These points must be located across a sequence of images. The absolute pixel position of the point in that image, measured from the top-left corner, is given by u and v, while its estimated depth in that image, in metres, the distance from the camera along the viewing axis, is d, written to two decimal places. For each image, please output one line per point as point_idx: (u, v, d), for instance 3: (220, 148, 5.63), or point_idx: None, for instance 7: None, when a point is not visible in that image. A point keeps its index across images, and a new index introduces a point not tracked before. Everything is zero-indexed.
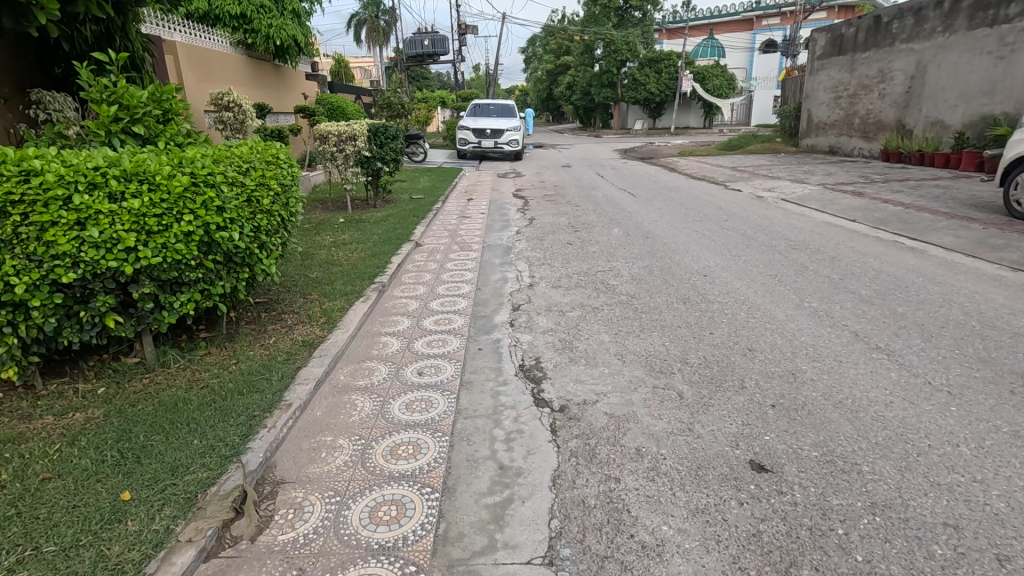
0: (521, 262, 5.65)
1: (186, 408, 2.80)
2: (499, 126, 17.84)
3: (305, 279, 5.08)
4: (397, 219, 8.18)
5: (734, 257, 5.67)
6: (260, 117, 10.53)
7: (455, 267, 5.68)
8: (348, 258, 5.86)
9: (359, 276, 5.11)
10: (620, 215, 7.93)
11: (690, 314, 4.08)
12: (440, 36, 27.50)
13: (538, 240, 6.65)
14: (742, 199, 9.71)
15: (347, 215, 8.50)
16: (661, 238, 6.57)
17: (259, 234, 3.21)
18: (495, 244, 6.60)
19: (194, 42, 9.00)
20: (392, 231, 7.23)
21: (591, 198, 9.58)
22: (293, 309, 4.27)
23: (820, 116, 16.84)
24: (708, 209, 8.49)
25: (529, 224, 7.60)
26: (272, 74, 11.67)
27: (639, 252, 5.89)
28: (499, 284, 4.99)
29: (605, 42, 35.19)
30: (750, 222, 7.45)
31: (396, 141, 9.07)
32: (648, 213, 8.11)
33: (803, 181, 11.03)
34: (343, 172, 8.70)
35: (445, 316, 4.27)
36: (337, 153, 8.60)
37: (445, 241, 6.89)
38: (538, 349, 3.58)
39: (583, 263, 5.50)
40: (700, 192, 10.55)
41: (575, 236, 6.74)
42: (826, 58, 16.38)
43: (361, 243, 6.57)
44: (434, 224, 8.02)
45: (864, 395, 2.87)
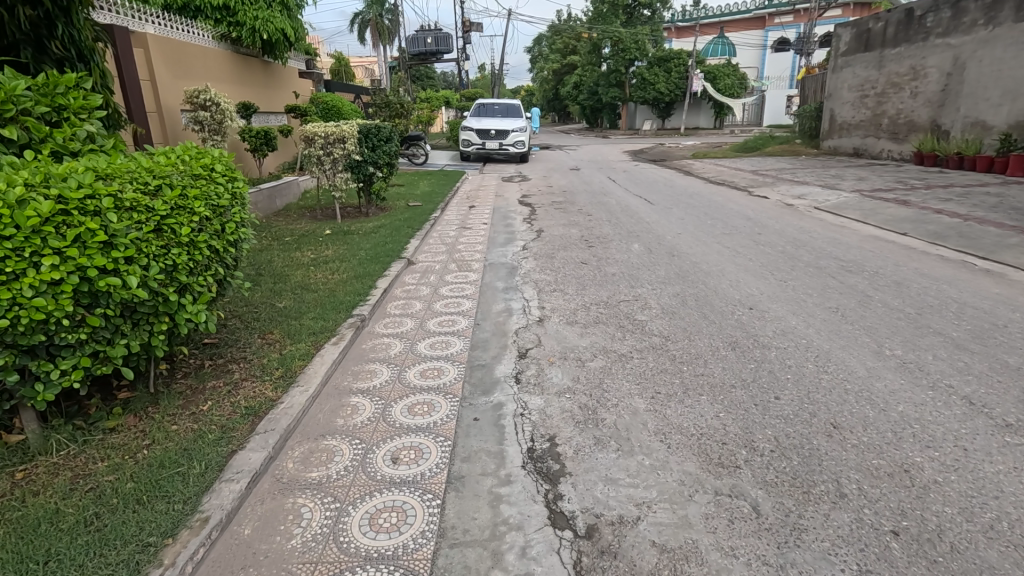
0: (528, 288, 4.80)
1: (50, 532, 1.97)
2: (504, 126, 17.00)
3: (269, 311, 4.23)
4: (391, 230, 7.36)
5: (780, 282, 4.79)
6: (245, 116, 9.68)
7: (451, 293, 4.83)
8: (327, 281, 5.02)
9: (334, 308, 4.26)
10: (640, 227, 7.09)
11: (744, 365, 3.23)
12: (443, 34, 26.66)
13: (548, 258, 5.79)
14: (771, 207, 8.82)
15: (335, 225, 7.67)
16: (690, 256, 5.72)
17: (176, 274, 2.37)
18: (498, 263, 5.75)
19: (170, 35, 8.18)
20: (383, 246, 6.41)
21: (605, 206, 8.73)
22: (245, 356, 3.42)
23: (844, 117, 15.91)
24: (736, 220, 7.62)
25: (537, 237, 6.77)
26: (260, 71, 10.86)
27: (666, 275, 5.03)
28: (502, 317, 4.14)
29: (612, 41, 34.27)
30: (787, 236, 6.59)
31: (389, 143, 8.31)
32: (671, 225, 7.25)
33: (835, 187, 10.13)
34: (332, 179, 7.84)
35: (435, 365, 3.40)
36: (324, 157, 7.75)
37: (442, 258, 6.06)
38: (552, 421, 2.72)
39: (602, 289, 4.66)
40: (723, 198, 9.67)
41: (589, 253, 5.90)
42: (851, 55, 15.44)
43: (345, 260, 5.75)
44: (431, 236, 7.21)
45: (1020, 513, 2.01)
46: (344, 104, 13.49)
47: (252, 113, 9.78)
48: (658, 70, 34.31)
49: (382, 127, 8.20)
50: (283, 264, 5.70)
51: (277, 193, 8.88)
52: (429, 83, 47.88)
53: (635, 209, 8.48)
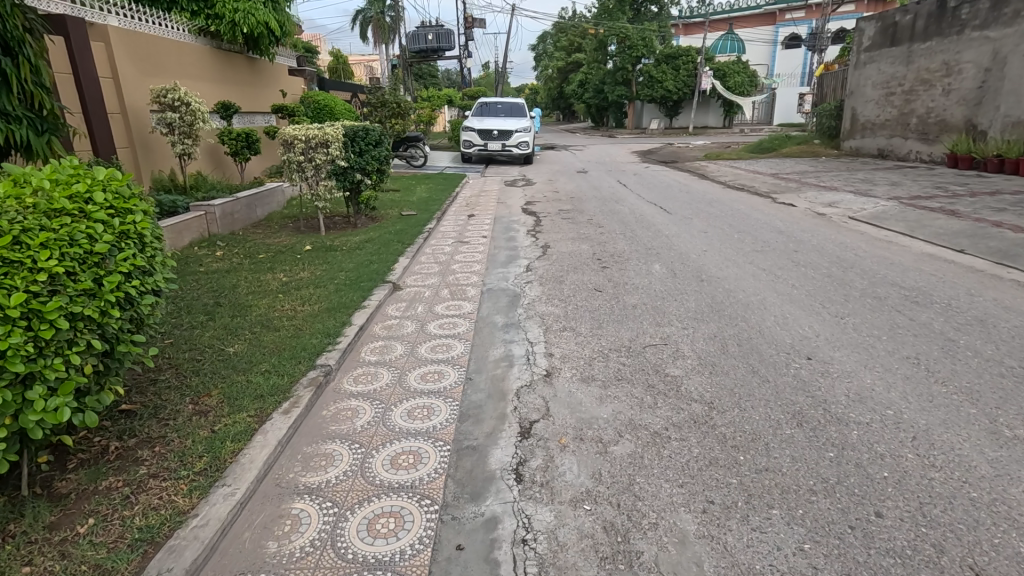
0: (532, 325, 4.00)
1: None
2: (507, 127, 16.21)
3: (213, 361, 3.44)
4: (378, 245, 6.57)
5: (835, 318, 3.98)
6: (225, 117, 8.91)
7: (440, 331, 4.03)
8: (293, 315, 4.25)
9: (293, 356, 3.46)
10: (658, 244, 6.27)
11: (820, 454, 2.42)
12: (445, 30, 25.83)
13: (555, 282, 5.00)
14: (801, 217, 7.98)
15: (316, 239, 6.90)
16: (720, 281, 4.91)
17: (9, 362, 1.67)
18: (497, 288, 4.96)
19: (137, 29, 7.42)
20: (366, 266, 5.62)
21: (618, 217, 7.92)
22: (165, 435, 2.62)
23: (867, 116, 15.03)
24: (766, 233, 6.80)
25: (543, 255, 5.97)
26: (244, 67, 10.12)
27: (697, 308, 4.23)
28: (500, 369, 3.36)
29: (618, 38, 33.27)
30: (829, 254, 5.76)
31: (379, 148, 7.56)
32: (692, 240, 6.44)
33: (868, 193, 9.28)
34: (315, 188, 7.06)
35: (410, 448, 2.61)
36: (305, 164, 6.94)
37: (435, 281, 5.28)
38: (566, 558, 1.93)
39: (622, 328, 3.86)
40: (746, 206, 8.85)
41: (603, 276, 5.09)
42: (875, 50, 14.56)
43: (321, 286, 4.97)
44: (423, 252, 6.43)
45: None
46: (337, 104, 12.73)
47: (233, 112, 9.01)
48: (666, 68, 33.42)
49: (371, 128, 7.41)
50: (248, 291, 4.93)
51: (257, 201, 8.11)
52: (432, 82, 47.09)
53: (651, 220, 7.67)
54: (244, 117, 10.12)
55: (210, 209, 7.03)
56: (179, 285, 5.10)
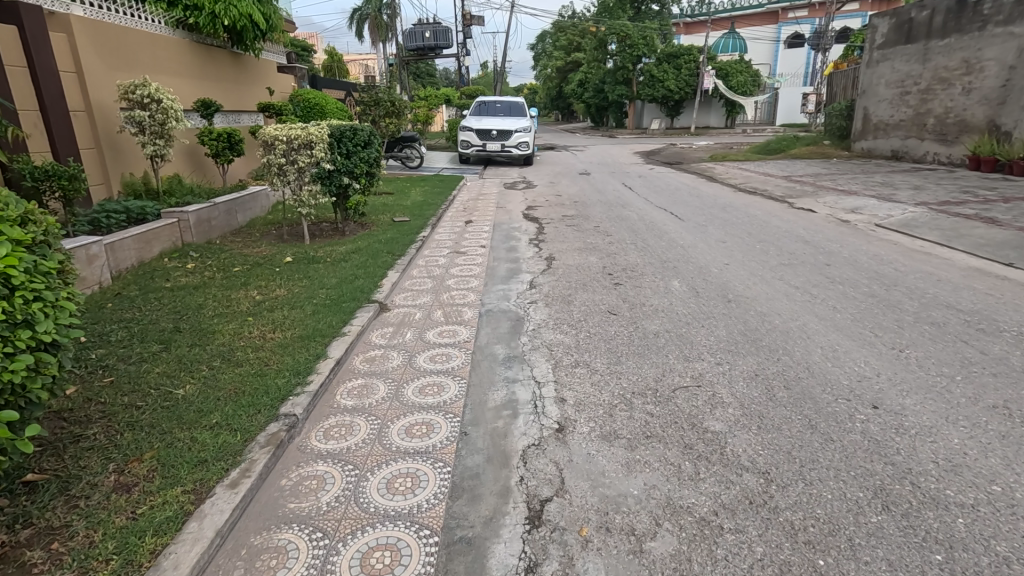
0: (538, 360, 3.42)
1: None
2: (506, 126, 15.61)
3: (156, 409, 2.84)
4: (367, 255, 5.98)
5: (892, 350, 3.41)
6: (205, 116, 8.30)
7: (431, 366, 3.44)
8: (261, 344, 3.66)
9: (252, 403, 2.86)
10: (675, 256, 5.69)
11: (925, 558, 1.84)
12: (442, 28, 25.19)
13: (563, 302, 4.43)
14: (823, 224, 7.42)
15: (299, 250, 6.30)
16: (750, 302, 4.33)
17: None
18: (497, 310, 4.37)
19: (106, 19, 6.81)
20: (351, 281, 5.03)
21: (627, 224, 7.34)
22: (70, 524, 2.03)
23: (880, 116, 14.49)
24: (789, 243, 6.23)
25: (548, 269, 5.38)
26: (228, 63, 9.54)
27: (730, 337, 3.64)
28: (502, 420, 2.77)
29: (619, 37, 32.71)
30: (865, 268, 5.19)
31: (368, 149, 6.97)
32: (711, 252, 5.86)
33: (891, 198, 8.72)
34: (298, 193, 6.47)
35: (387, 541, 2.03)
36: (287, 167, 6.35)
37: (427, 300, 4.70)
38: None
39: (645, 365, 3.28)
40: (763, 212, 8.26)
41: (617, 296, 4.51)
42: (889, 47, 14.00)
43: (298, 308, 4.38)
44: (415, 265, 5.84)
45: None
46: (329, 102, 12.15)
47: (215, 111, 8.43)
48: (667, 67, 32.81)
49: (358, 128, 6.82)
50: (215, 313, 4.34)
51: (238, 206, 7.52)
52: (430, 81, 46.37)
53: (663, 228, 7.09)
54: (228, 117, 9.54)
55: (183, 216, 6.41)
56: (138, 306, 4.50)
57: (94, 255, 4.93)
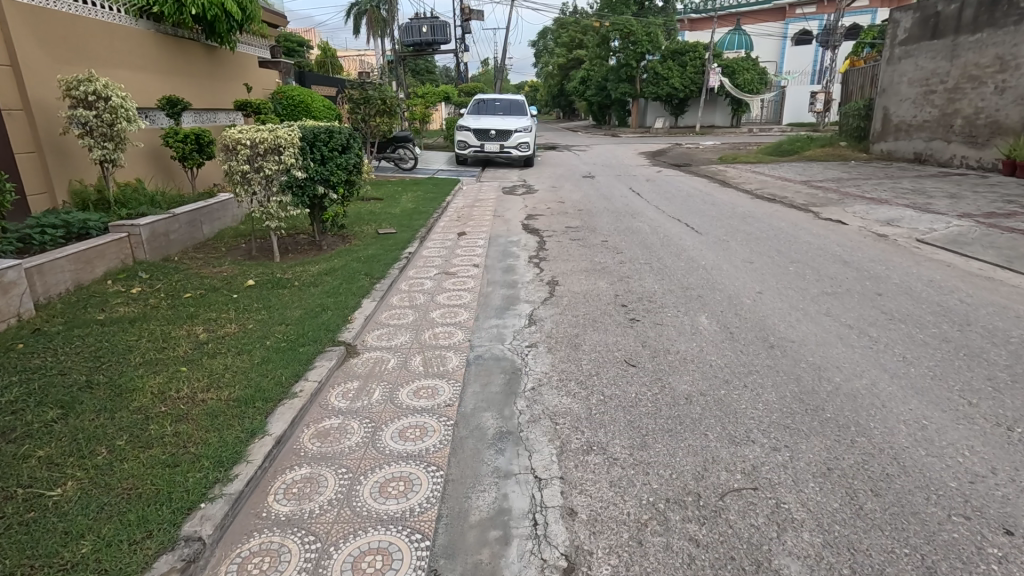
0: (537, 440, 2.63)
1: None
2: (506, 126, 14.80)
3: (10, 528, 2.06)
4: (341, 278, 5.19)
5: (1000, 429, 2.62)
6: (170, 115, 7.51)
7: (399, 447, 2.65)
8: (186, 413, 2.86)
9: (144, 520, 2.07)
10: (698, 282, 4.90)
11: None
12: (440, 22, 24.34)
13: (570, 347, 3.64)
14: (859, 238, 6.62)
15: (264, 270, 5.51)
16: (799, 348, 3.53)
17: None
18: (488, 357, 3.58)
19: (49, 6, 6.01)
20: (317, 315, 4.24)
21: (639, 239, 6.55)
22: None
23: (902, 116, 13.68)
24: (827, 264, 5.42)
25: (550, 299, 4.59)
26: (200, 57, 8.78)
27: (785, 406, 2.84)
28: (489, 551, 1.99)
29: (622, 33, 31.95)
30: (925, 299, 4.40)
31: (347, 154, 6.18)
32: (738, 276, 5.07)
33: (927, 207, 7.93)
34: (265, 205, 5.67)
35: None
36: (252, 175, 5.55)
37: (406, 340, 3.90)
38: None
39: (679, 452, 2.49)
40: (789, 224, 7.46)
41: (636, 339, 3.72)
42: (912, 44, 13.21)
43: (246, 353, 3.59)
44: (395, 289, 5.04)
45: None
46: (316, 99, 11.37)
47: (183, 108, 7.66)
48: (672, 64, 31.91)
49: (336, 130, 6.01)
50: (142, 360, 3.54)
51: (203, 216, 6.73)
52: (428, 77, 45.47)
53: (679, 244, 6.30)
54: (200, 115, 8.78)
55: (134, 230, 5.61)
56: (54, 347, 3.72)
57: (9, 282, 4.08)
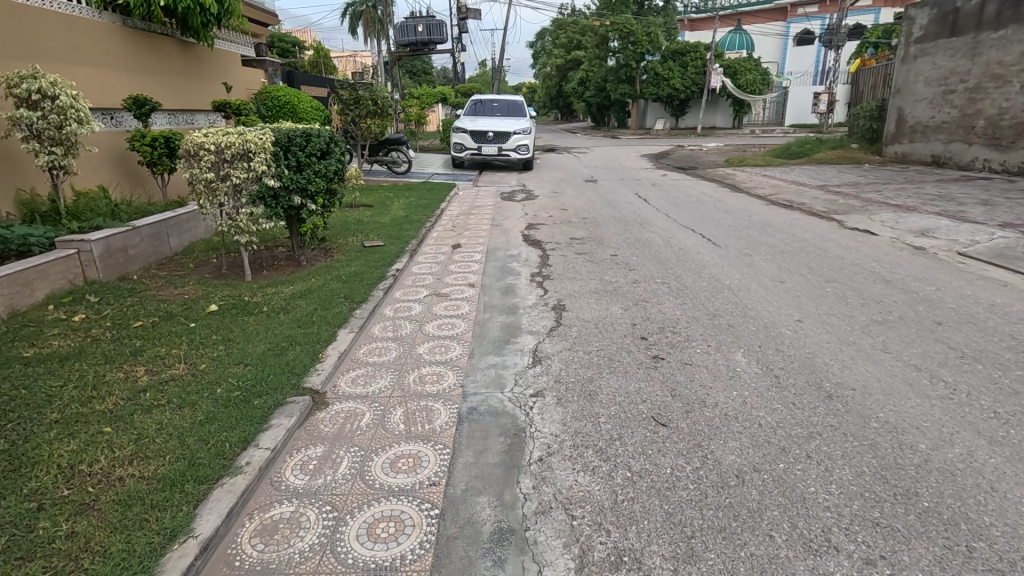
0: (548, 547, 1.99)
1: None
2: (504, 128, 14.16)
3: None
4: (317, 302, 4.54)
5: None
6: (138, 115, 6.87)
7: (366, 555, 2.01)
8: (89, 502, 2.21)
9: None
10: (725, 308, 4.27)
11: None
12: (436, 21, 23.69)
13: (585, 397, 3.00)
14: (894, 251, 5.99)
15: (231, 291, 4.87)
16: (864, 400, 2.89)
17: None
18: (485, 411, 2.93)
19: None
20: (282, 352, 3.59)
21: (652, 254, 5.91)
22: None
23: (917, 117, 13.09)
24: (868, 283, 4.80)
25: (557, 329, 3.95)
26: (174, 54, 8.14)
27: (867, 491, 2.21)
28: None
29: (621, 33, 31.37)
30: (994, 330, 3.77)
31: (329, 160, 5.52)
32: (770, 299, 4.44)
33: (961, 215, 7.32)
34: (233, 217, 5.03)
35: None
36: (218, 185, 4.90)
37: (385, 386, 3.26)
38: None
39: (739, 569, 1.85)
40: (813, 235, 6.83)
41: (664, 387, 3.08)
42: (929, 41, 12.62)
43: (188, 406, 2.94)
44: (378, 315, 4.41)
45: None
46: (303, 99, 10.72)
47: (151, 109, 7.02)
48: (673, 65, 31.30)
49: (315, 132, 5.34)
50: (58, 416, 2.87)
51: (170, 228, 6.07)
52: (425, 79, 44.81)
53: (697, 259, 5.67)
54: (174, 116, 8.15)
55: (84, 246, 4.94)
56: None
57: None
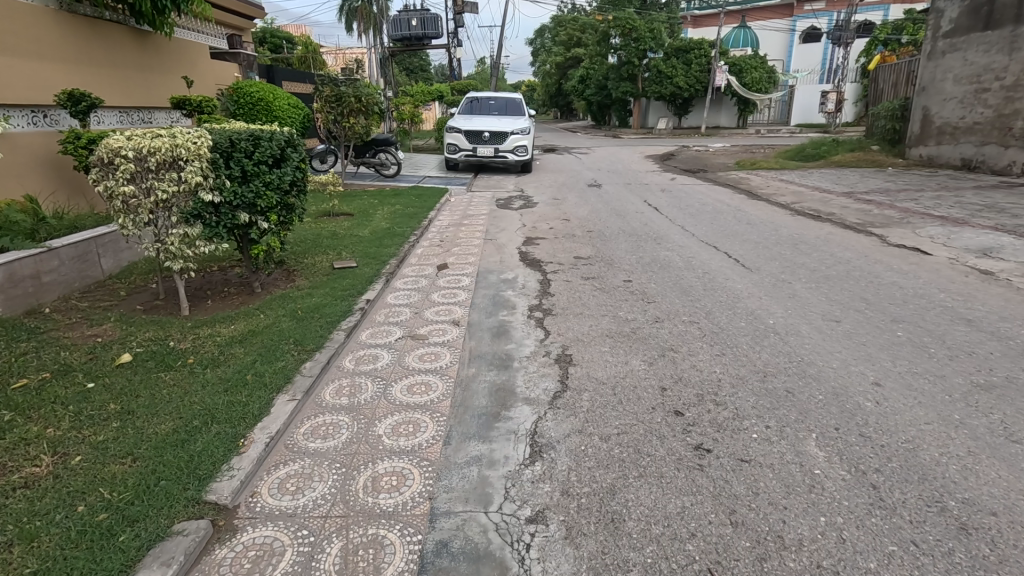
0: None
1: None
2: (500, 127, 13.22)
3: None
4: (259, 349, 3.60)
5: None
6: (73, 113, 5.91)
7: None
8: None
9: None
10: (777, 364, 3.32)
11: None
12: (430, 15, 22.68)
13: (604, 526, 2.07)
14: (958, 275, 5.07)
15: (156, 332, 3.92)
16: (1017, 537, 1.97)
17: None
18: (457, 551, 2.00)
19: None
20: (189, 436, 2.64)
21: (672, 280, 4.97)
22: None
23: (945, 117, 12.18)
24: (946, 325, 3.87)
25: (562, 397, 3.02)
26: (124, 44, 7.16)
27: None
28: None
29: (623, 30, 30.36)
30: None
31: (286, 167, 4.54)
32: (833, 351, 3.49)
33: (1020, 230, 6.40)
34: (162, 240, 4.09)
35: None
36: (140, 201, 3.95)
37: (321, 496, 2.32)
38: None
39: None
40: (855, 254, 5.91)
41: (719, 509, 2.14)
42: (960, 36, 11.71)
43: (21, 544, 1.99)
44: (334, 369, 3.47)
45: None
46: (280, 96, 9.73)
47: (90, 106, 6.05)
48: (676, 62, 30.37)
49: (264, 133, 4.34)
50: None
51: (100, 247, 5.11)
52: (421, 76, 43.78)
53: (729, 288, 4.74)
54: (125, 114, 7.20)
55: None
56: None
57: None
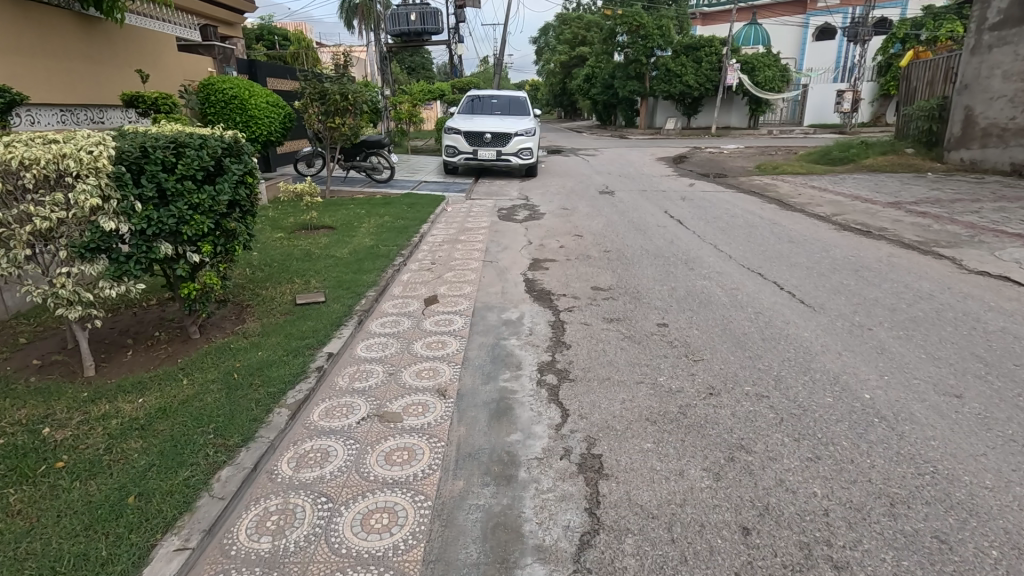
0: None
1: None
2: (503, 128, 12.18)
3: None
4: (161, 445, 2.56)
5: None
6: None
7: None
8: None
9: None
10: (904, 482, 2.27)
11: None
12: (430, 9, 21.63)
13: None
14: None
15: (33, 411, 2.88)
16: None
17: None
18: None
19: None
20: None
21: (719, 326, 3.92)
22: None
23: (991, 118, 11.10)
24: None
25: (591, 548, 1.99)
26: (66, 32, 6.14)
27: None
28: None
29: (630, 27, 28.86)
30: None
31: (225, 181, 3.48)
32: (977, 454, 2.44)
33: None
34: (50, 281, 3.06)
35: None
36: (15, 232, 2.91)
37: None
38: None
39: None
40: (933, 284, 4.86)
41: None
42: (1010, 27, 10.61)
43: None
44: (263, 479, 2.43)
45: None
46: (257, 92, 8.55)
47: (10, 103, 5.02)
48: (686, 60, 29.23)
49: (190, 139, 3.29)
50: None
51: None
52: (423, 75, 42.72)
53: (797, 339, 3.68)
54: (67, 113, 6.20)
55: None
56: None
57: None
